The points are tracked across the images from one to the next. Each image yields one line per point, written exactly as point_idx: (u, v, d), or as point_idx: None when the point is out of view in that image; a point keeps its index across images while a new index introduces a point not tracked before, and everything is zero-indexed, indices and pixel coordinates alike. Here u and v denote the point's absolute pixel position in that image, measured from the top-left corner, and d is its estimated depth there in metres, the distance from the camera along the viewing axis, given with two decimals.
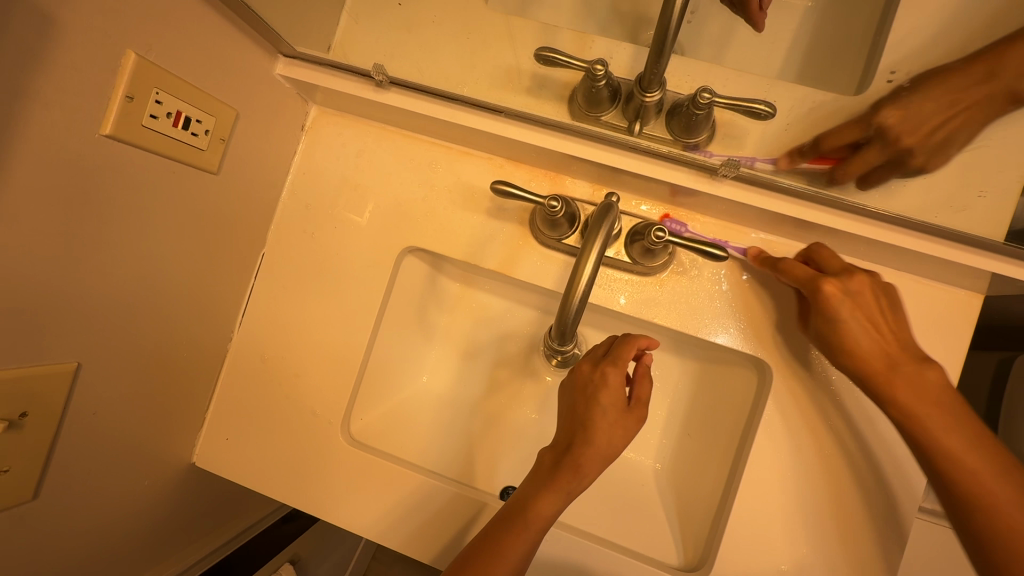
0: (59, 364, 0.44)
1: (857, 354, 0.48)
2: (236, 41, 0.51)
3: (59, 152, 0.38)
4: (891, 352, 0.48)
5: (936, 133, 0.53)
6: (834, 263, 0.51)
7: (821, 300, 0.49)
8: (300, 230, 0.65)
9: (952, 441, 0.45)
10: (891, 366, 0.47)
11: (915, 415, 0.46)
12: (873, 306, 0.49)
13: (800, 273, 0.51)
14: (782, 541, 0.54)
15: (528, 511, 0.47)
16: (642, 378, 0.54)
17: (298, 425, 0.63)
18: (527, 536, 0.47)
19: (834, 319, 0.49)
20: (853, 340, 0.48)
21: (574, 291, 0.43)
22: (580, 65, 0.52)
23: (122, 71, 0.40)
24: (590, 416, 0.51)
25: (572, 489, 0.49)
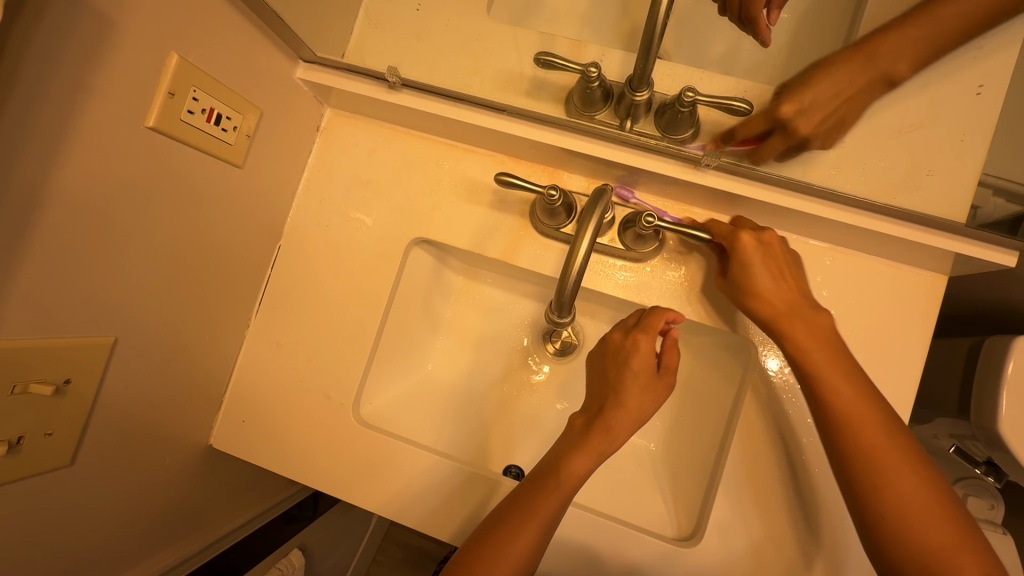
0: (99, 337, 0.47)
1: (757, 297, 0.54)
2: (262, 45, 0.55)
3: (110, 139, 0.42)
4: (803, 314, 0.52)
5: (828, 121, 0.59)
6: (748, 224, 0.58)
7: (734, 246, 0.56)
8: (315, 224, 0.69)
9: (853, 410, 0.48)
10: (789, 308, 0.53)
11: (827, 384, 0.49)
12: (778, 259, 0.55)
13: (723, 228, 0.58)
14: (769, 509, 0.58)
15: (559, 471, 0.52)
16: (671, 348, 0.57)
17: (311, 407, 0.67)
18: (558, 496, 0.50)
19: (742, 263, 0.55)
20: (754, 281, 0.54)
21: (576, 255, 0.46)
22: (575, 68, 0.59)
23: (166, 70, 0.45)
24: (622, 383, 0.55)
25: (604, 449, 0.53)
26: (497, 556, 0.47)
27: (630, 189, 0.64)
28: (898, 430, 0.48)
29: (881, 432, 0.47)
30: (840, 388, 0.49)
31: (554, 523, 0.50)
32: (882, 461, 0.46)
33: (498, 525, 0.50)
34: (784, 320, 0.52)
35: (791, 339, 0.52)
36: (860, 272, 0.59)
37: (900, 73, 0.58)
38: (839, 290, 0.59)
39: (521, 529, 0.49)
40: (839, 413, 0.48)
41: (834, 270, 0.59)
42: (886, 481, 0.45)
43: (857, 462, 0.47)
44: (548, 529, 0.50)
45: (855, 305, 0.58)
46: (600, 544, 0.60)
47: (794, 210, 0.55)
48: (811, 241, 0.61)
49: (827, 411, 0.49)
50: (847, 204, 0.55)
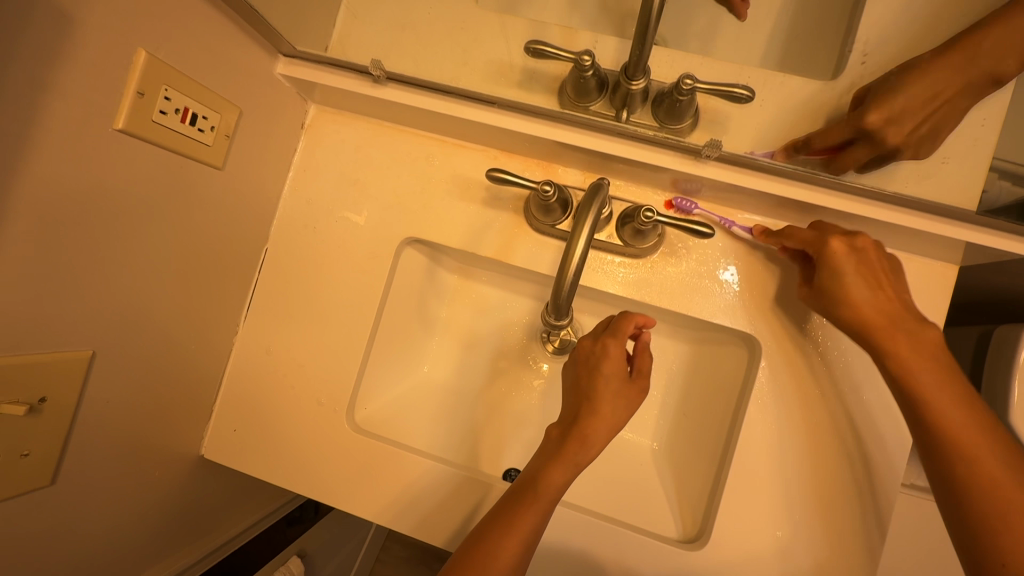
0: (76, 351, 0.45)
1: (854, 312, 0.49)
2: (238, 40, 0.53)
3: (75, 145, 0.40)
4: (910, 331, 0.47)
5: (924, 126, 0.53)
6: (833, 227, 0.54)
7: (824, 253, 0.51)
8: (302, 225, 0.67)
9: (966, 437, 0.44)
10: (891, 321, 0.48)
11: (935, 403, 0.45)
12: (877, 268, 0.50)
13: (807, 235, 0.53)
14: (776, 510, 0.56)
15: (536, 485, 0.50)
16: (642, 353, 0.56)
17: (304, 414, 0.65)
18: (534, 511, 0.48)
19: (835, 273, 0.50)
20: (852, 295, 0.49)
21: (573, 253, 0.43)
22: (568, 57, 0.54)
23: (134, 67, 0.42)
24: (595, 391, 0.53)
25: (580, 460, 0.51)
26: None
27: (693, 202, 0.60)
28: (1018, 460, 0.43)
29: (997, 461, 0.43)
30: (946, 407, 0.45)
31: (533, 540, 0.48)
32: (1003, 497, 0.42)
33: (475, 543, 0.47)
34: (885, 332, 0.48)
35: (901, 363, 0.47)
36: None
37: (1008, 71, 0.52)
38: None
39: (500, 548, 0.47)
40: (956, 445, 0.44)
41: None
42: (1012, 522, 0.41)
43: (976, 499, 0.42)
44: (527, 545, 0.48)
45: None
46: (602, 549, 0.58)
47: (799, 201, 0.53)
48: None
49: (933, 433, 0.45)
50: (853, 193, 0.52)
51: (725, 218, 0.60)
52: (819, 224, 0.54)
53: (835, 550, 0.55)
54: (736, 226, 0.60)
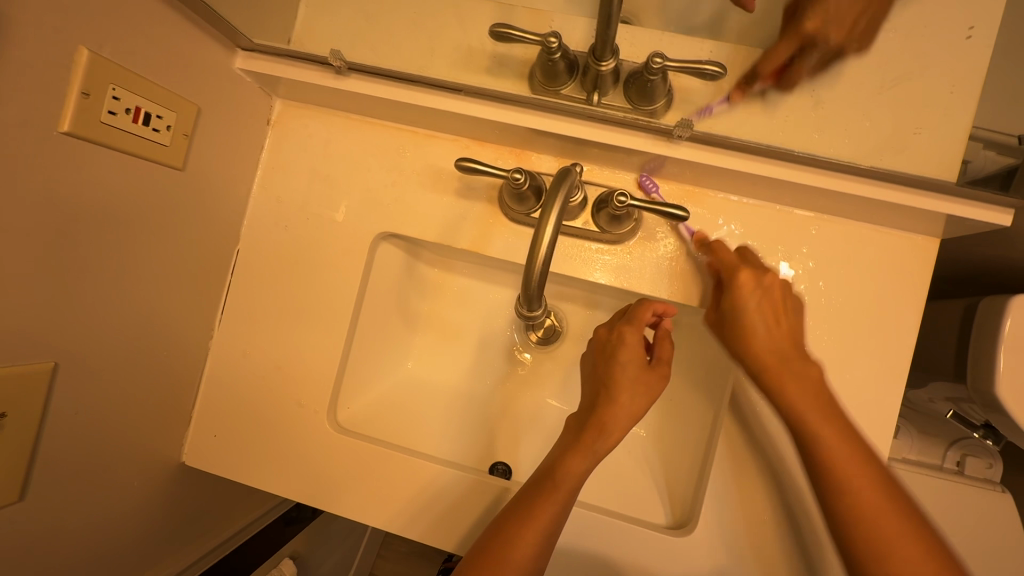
0: (37, 364, 0.44)
1: (750, 350, 0.50)
2: (191, 34, 0.51)
3: (17, 150, 0.38)
4: (794, 369, 0.49)
5: (859, 22, 0.55)
6: (755, 258, 0.54)
7: (733, 284, 0.52)
8: (273, 224, 0.65)
9: (847, 472, 0.44)
10: (781, 359, 0.49)
11: (820, 439, 0.46)
12: (776, 306, 0.52)
13: (726, 256, 0.54)
14: (765, 494, 0.55)
15: (556, 472, 0.50)
16: (662, 341, 0.56)
17: (284, 417, 0.64)
18: (559, 496, 0.49)
19: (739, 304, 0.52)
20: (751, 331, 0.51)
21: (541, 240, 0.41)
22: (534, 40, 0.52)
23: (76, 66, 0.40)
24: (614, 379, 0.53)
25: (604, 448, 0.51)
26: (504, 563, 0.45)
27: (651, 179, 0.58)
28: (899, 493, 0.44)
29: (878, 497, 0.43)
30: (834, 445, 0.45)
31: (558, 526, 0.48)
32: (880, 533, 0.42)
33: (499, 532, 0.48)
34: (775, 371, 0.49)
35: (790, 403, 0.48)
36: (848, 239, 0.56)
37: None
38: (825, 262, 0.56)
39: (522, 535, 0.47)
40: (832, 468, 0.45)
41: (820, 240, 0.56)
42: (890, 557, 0.41)
43: (854, 521, 0.43)
44: (551, 532, 0.48)
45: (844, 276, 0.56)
46: (591, 538, 0.57)
47: (775, 178, 0.51)
48: (796, 210, 0.57)
49: (819, 468, 0.46)
50: (826, 168, 0.51)
51: (681, 199, 0.58)
52: (746, 253, 0.54)
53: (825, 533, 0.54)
54: (683, 223, 0.58)
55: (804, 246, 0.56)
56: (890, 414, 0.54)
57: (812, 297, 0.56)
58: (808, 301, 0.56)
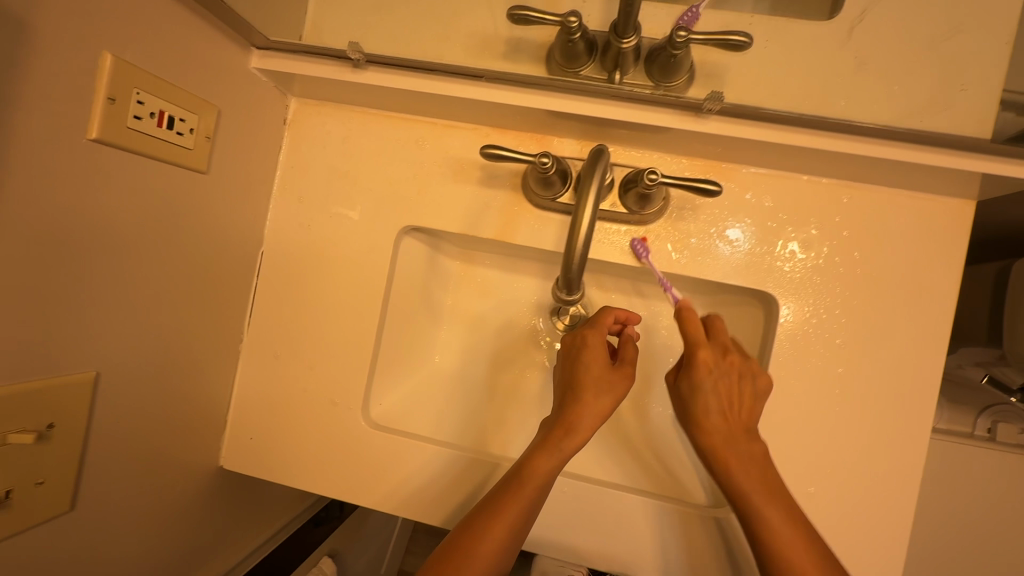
0: (79, 374, 0.44)
1: (702, 430, 0.50)
2: (207, 35, 0.50)
3: (50, 159, 0.38)
4: (742, 451, 0.49)
5: None
6: (725, 341, 0.53)
7: (692, 360, 0.51)
8: (295, 224, 0.65)
9: (784, 547, 0.45)
10: (730, 444, 0.49)
11: (759, 514, 0.46)
12: (734, 387, 0.50)
13: (696, 330, 0.52)
14: (810, 468, 0.55)
15: (524, 469, 0.51)
16: (627, 343, 0.58)
17: (318, 417, 0.64)
18: (524, 492, 0.50)
19: (695, 386, 0.51)
20: (704, 412, 0.50)
21: (580, 224, 0.40)
22: (553, 20, 0.51)
23: (101, 72, 0.40)
24: (582, 376, 0.54)
25: (576, 445, 0.51)
26: (467, 558, 0.47)
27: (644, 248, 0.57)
28: (827, 560, 0.45)
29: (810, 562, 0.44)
30: (774, 515, 0.46)
31: (521, 524, 0.50)
32: None
33: (466, 529, 0.49)
34: (724, 455, 0.49)
35: (735, 481, 0.48)
36: (881, 207, 0.55)
37: None
38: (860, 231, 0.55)
39: (486, 532, 0.48)
40: (762, 534, 0.46)
41: (852, 209, 0.55)
42: None
43: (775, 572, 0.45)
44: (512, 530, 0.49)
45: (879, 244, 0.55)
46: (632, 522, 0.58)
47: (813, 148, 0.50)
48: (827, 179, 0.56)
49: (756, 537, 0.46)
50: (865, 135, 0.49)
51: (663, 277, 0.55)
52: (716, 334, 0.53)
53: (868, 504, 0.54)
54: (671, 292, 0.55)
55: (838, 216, 0.55)
56: (928, 382, 0.53)
57: (848, 267, 0.55)
58: (843, 271, 0.55)
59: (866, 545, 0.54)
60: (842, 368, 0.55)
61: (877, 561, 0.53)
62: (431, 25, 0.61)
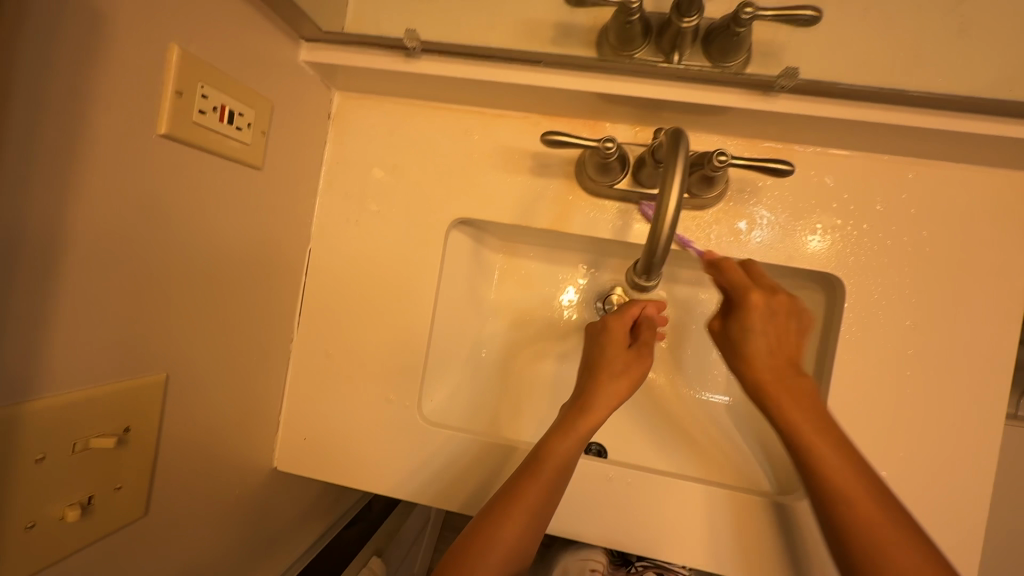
0: (152, 376, 0.43)
1: (751, 366, 0.52)
2: (260, 27, 0.49)
3: (122, 155, 0.37)
4: (791, 385, 0.51)
5: None
6: (766, 283, 0.53)
7: (739, 300, 0.52)
8: (343, 220, 0.64)
9: (839, 480, 0.46)
10: (778, 376, 0.51)
11: (817, 451, 0.47)
12: (779, 327, 0.52)
13: (736, 276, 0.53)
14: (882, 450, 0.55)
15: (543, 450, 0.53)
16: (648, 329, 0.59)
17: (373, 414, 0.63)
18: (540, 475, 0.51)
19: (743, 326, 0.53)
20: (750, 346, 0.52)
21: (666, 207, 0.40)
22: (613, 1, 0.50)
23: (169, 65, 0.39)
24: (597, 362, 0.57)
25: (587, 427, 0.53)
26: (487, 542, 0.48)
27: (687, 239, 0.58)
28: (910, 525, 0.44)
29: (875, 509, 0.44)
30: (837, 461, 0.47)
31: (540, 510, 0.51)
32: (876, 538, 0.43)
33: (484, 515, 0.50)
34: (772, 389, 0.51)
35: (779, 407, 0.50)
36: (947, 183, 0.54)
37: None
38: (926, 209, 0.54)
39: (504, 518, 0.49)
40: (819, 471, 0.47)
41: (917, 185, 0.55)
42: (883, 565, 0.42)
43: (837, 519, 0.45)
44: (530, 514, 0.50)
45: (946, 220, 0.54)
46: (703, 514, 0.56)
47: (889, 125, 0.48)
48: (889, 156, 0.55)
49: (811, 475, 0.47)
50: (940, 108, 0.48)
51: (686, 238, 0.58)
52: (749, 272, 0.54)
53: (944, 483, 0.54)
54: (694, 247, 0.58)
55: (904, 194, 0.55)
56: (999, 358, 0.53)
57: (913, 246, 0.55)
58: (909, 250, 0.55)
59: (942, 523, 0.53)
60: (912, 350, 0.55)
61: (955, 539, 0.53)
62: (477, 13, 0.60)
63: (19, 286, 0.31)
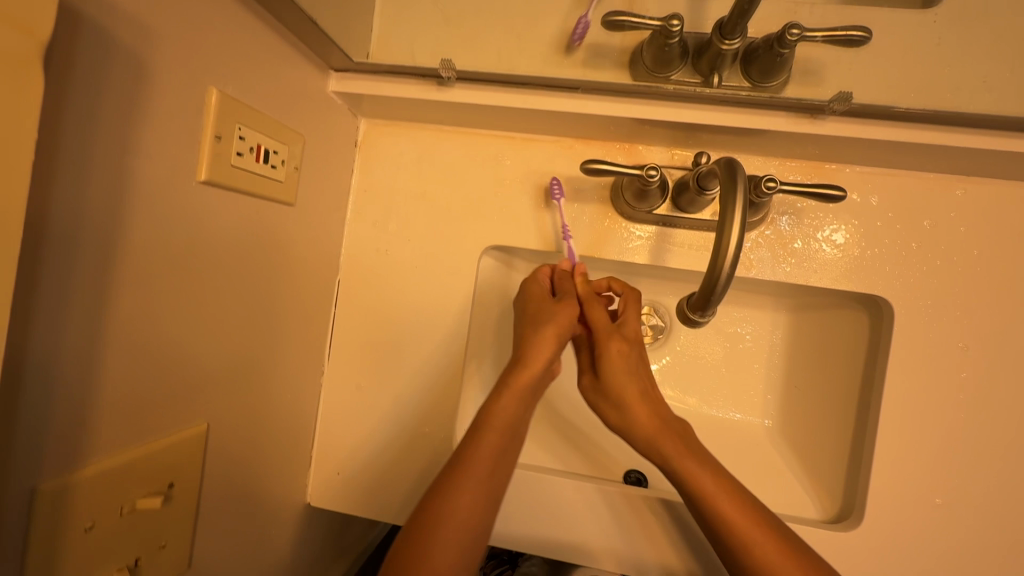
0: (194, 427, 0.42)
1: (625, 420, 0.49)
2: (292, 61, 0.48)
3: (164, 206, 0.35)
4: (672, 429, 0.48)
5: None
6: (632, 326, 0.52)
7: (605, 352, 0.50)
8: (372, 249, 0.62)
9: (726, 512, 0.44)
10: (661, 422, 0.48)
11: (702, 488, 0.45)
12: (643, 367, 0.51)
13: (599, 317, 0.51)
14: (936, 476, 0.53)
15: (483, 418, 0.47)
16: (591, 302, 0.52)
17: (408, 448, 0.62)
18: (482, 446, 0.45)
19: (610, 370, 0.49)
20: (624, 390, 0.49)
21: (727, 241, 0.39)
22: (653, 24, 0.49)
23: (207, 110, 0.38)
24: (529, 316, 0.51)
25: (524, 385, 0.48)
26: (450, 533, 0.42)
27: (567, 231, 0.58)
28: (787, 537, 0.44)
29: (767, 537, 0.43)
30: (714, 489, 0.45)
31: (491, 489, 0.45)
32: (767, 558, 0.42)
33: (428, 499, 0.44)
34: (658, 437, 0.47)
35: (666, 455, 0.47)
36: (998, 200, 0.53)
37: None
38: (976, 227, 0.53)
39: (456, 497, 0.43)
40: (710, 508, 0.44)
41: (966, 203, 0.53)
42: None
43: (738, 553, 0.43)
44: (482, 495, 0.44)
45: (997, 238, 0.53)
46: None
47: (943, 146, 0.47)
48: (936, 174, 0.54)
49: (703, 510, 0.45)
50: (998, 127, 0.46)
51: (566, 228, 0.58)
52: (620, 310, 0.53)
53: (1002, 507, 0.52)
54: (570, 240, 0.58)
55: (953, 212, 0.53)
56: None
57: (966, 265, 0.53)
58: (962, 270, 0.53)
59: (1001, 549, 0.52)
60: (966, 372, 0.53)
61: (1015, 565, 0.52)
62: (507, 36, 0.58)
63: (69, 350, 0.30)
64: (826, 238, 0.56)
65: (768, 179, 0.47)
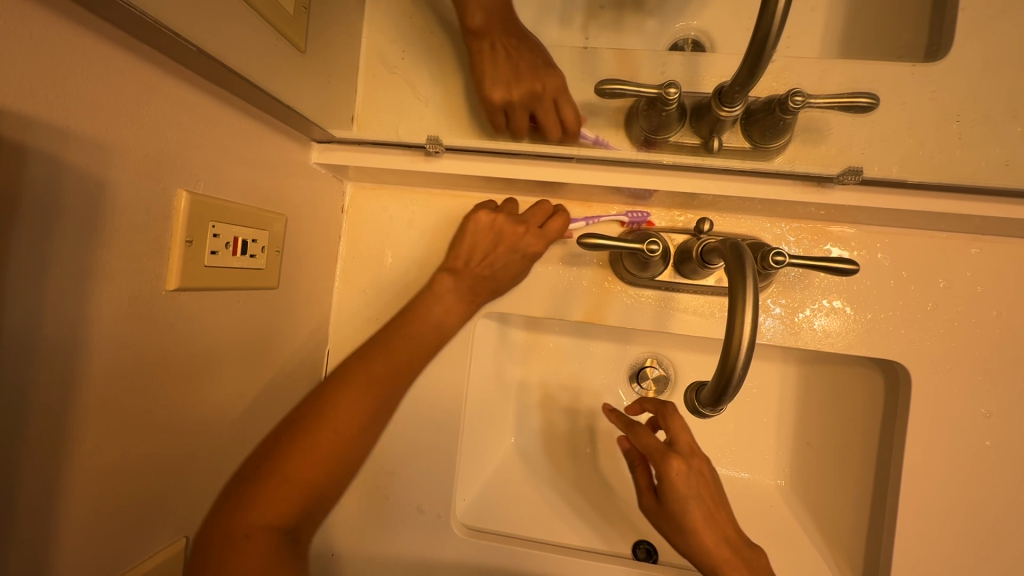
0: (169, 544, 0.39)
1: (696, 547, 0.49)
2: (269, 141, 0.46)
3: (133, 324, 0.33)
4: (743, 556, 0.48)
5: None
6: (684, 438, 0.51)
7: (665, 475, 0.49)
8: (362, 317, 0.60)
9: None
10: (731, 549, 0.48)
11: None
12: (708, 489, 0.50)
13: (654, 444, 0.51)
14: (963, 551, 0.50)
15: (425, 323, 0.52)
16: (642, 430, 0.52)
17: (405, 524, 0.59)
18: (410, 344, 0.51)
19: (676, 498, 0.49)
20: (691, 520, 0.49)
21: (739, 327, 0.36)
22: (649, 92, 0.47)
23: (176, 214, 0.35)
24: (503, 280, 0.54)
25: (477, 302, 0.55)
26: (328, 419, 0.45)
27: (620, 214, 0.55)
28: None
29: None
30: None
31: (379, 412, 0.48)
32: None
33: (342, 380, 0.47)
34: (727, 564, 0.48)
35: None
36: (1015, 259, 0.50)
37: None
38: (993, 287, 0.51)
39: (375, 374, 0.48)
40: None
41: (981, 263, 0.51)
42: None
43: None
44: (369, 411, 0.47)
45: (1016, 300, 0.50)
46: None
47: (958, 214, 0.44)
48: (949, 233, 0.51)
49: None
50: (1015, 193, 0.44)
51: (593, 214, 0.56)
52: (670, 434, 0.52)
53: None
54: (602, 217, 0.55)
55: (968, 272, 0.51)
56: None
57: (984, 327, 0.51)
58: (980, 332, 0.51)
59: None
60: (991, 441, 0.50)
61: None
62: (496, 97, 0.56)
63: (21, 508, 0.27)
64: (835, 301, 0.53)
65: (777, 252, 0.45)
